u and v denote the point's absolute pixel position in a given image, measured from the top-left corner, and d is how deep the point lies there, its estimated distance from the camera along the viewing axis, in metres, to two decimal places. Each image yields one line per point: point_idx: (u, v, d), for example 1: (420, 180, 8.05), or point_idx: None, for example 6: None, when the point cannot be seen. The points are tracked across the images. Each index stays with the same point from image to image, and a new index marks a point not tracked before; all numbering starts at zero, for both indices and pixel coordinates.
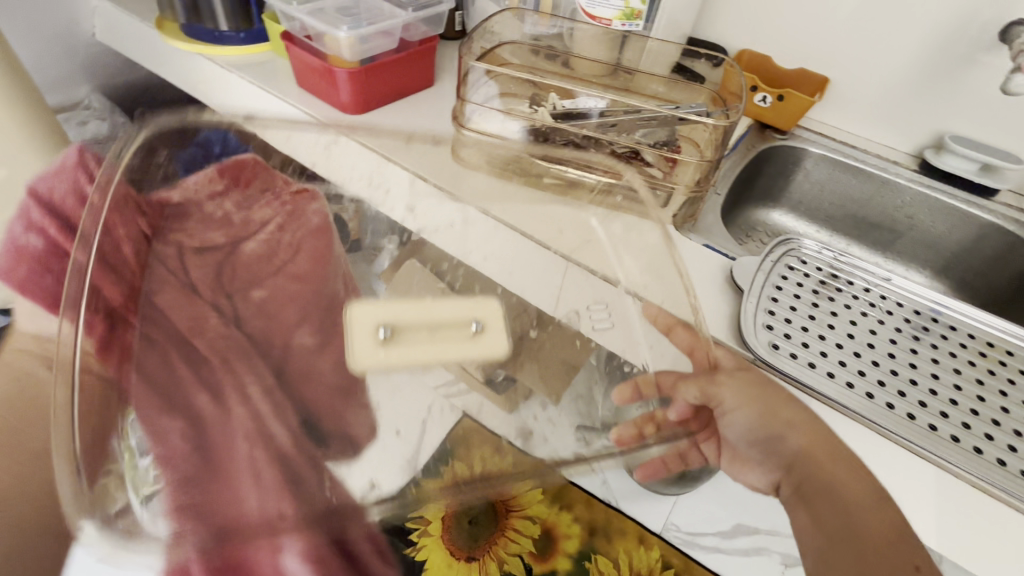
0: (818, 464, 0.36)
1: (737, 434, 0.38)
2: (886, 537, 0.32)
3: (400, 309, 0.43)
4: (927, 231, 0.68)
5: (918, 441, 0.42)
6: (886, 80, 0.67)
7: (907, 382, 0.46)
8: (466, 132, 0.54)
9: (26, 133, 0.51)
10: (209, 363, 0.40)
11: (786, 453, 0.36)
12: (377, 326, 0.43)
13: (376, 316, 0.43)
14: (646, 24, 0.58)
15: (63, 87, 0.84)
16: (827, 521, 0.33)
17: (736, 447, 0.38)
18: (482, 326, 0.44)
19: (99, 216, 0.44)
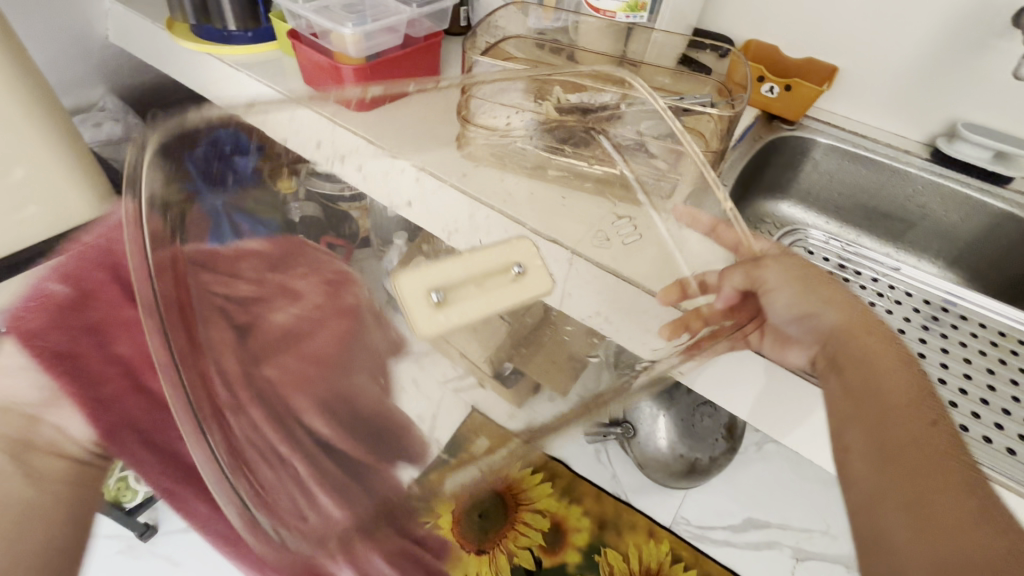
0: (852, 337, 0.39)
1: (776, 311, 0.42)
2: (914, 409, 0.34)
3: (449, 269, 0.40)
4: (939, 221, 0.67)
5: None
6: (896, 68, 0.66)
7: None
8: (473, 129, 0.54)
9: (44, 133, 0.53)
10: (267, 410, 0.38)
11: (824, 329, 0.41)
12: (428, 292, 0.40)
13: (422, 283, 0.40)
14: (648, 15, 0.57)
15: (79, 90, 0.86)
16: (852, 388, 0.37)
17: (776, 325, 0.44)
18: (525, 268, 0.45)
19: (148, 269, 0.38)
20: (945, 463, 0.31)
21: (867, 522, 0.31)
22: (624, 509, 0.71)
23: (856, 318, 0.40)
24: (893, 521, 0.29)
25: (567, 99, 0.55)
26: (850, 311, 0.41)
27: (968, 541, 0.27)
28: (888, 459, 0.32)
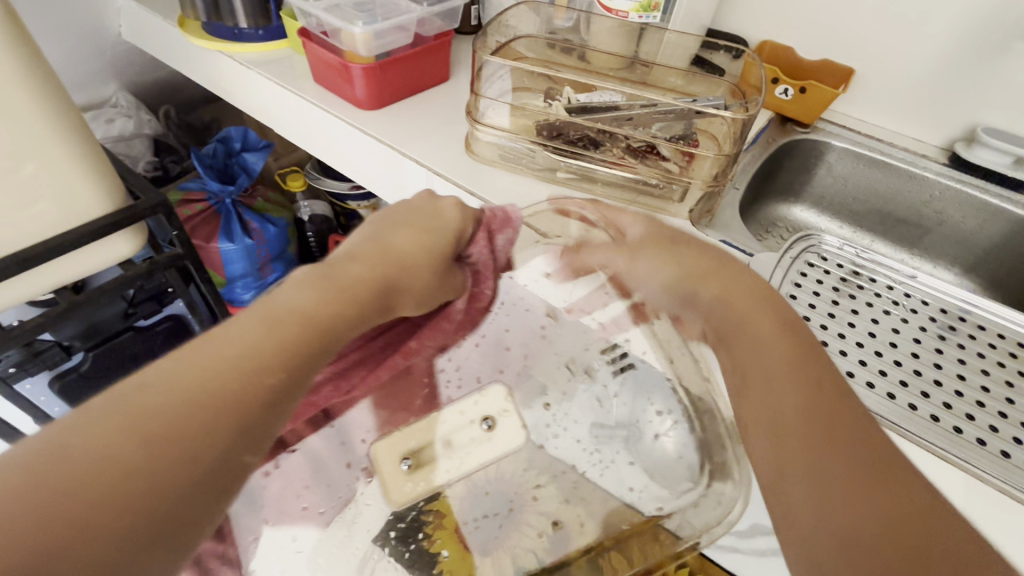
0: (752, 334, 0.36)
1: (652, 295, 0.44)
2: (808, 414, 0.31)
3: (442, 426, 0.46)
4: (956, 228, 0.66)
5: (940, 444, 0.40)
6: (913, 72, 0.65)
7: (932, 383, 0.45)
8: (480, 129, 0.53)
9: (57, 131, 0.53)
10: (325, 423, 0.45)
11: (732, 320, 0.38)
12: (401, 457, 0.44)
13: (399, 448, 0.44)
14: (661, 15, 0.56)
15: (92, 86, 0.90)
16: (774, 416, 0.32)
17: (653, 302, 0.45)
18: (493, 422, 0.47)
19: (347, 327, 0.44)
20: (849, 472, 0.28)
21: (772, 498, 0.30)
22: None
23: (765, 318, 0.37)
24: (780, 510, 0.29)
25: (578, 99, 0.54)
26: (741, 310, 0.38)
27: (820, 547, 0.27)
28: (787, 451, 0.30)
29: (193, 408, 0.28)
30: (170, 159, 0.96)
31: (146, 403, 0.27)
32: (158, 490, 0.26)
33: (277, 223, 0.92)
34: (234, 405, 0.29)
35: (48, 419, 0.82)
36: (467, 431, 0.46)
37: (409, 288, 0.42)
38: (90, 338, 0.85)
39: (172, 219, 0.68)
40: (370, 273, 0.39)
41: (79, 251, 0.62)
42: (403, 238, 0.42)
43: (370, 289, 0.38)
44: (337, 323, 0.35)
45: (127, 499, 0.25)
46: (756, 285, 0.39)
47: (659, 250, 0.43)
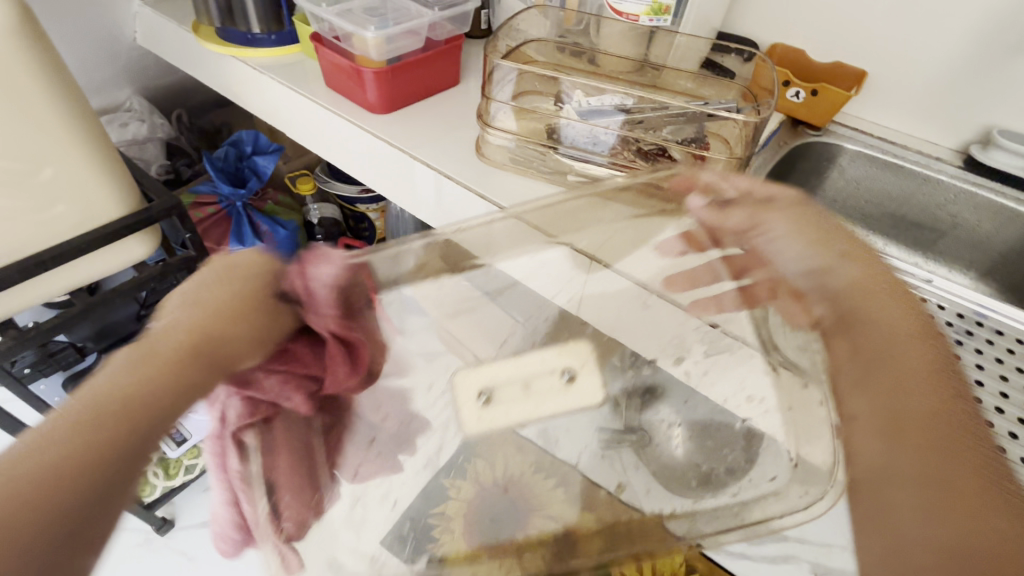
0: (875, 318, 0.38)
1: (787, 261, 0.43)
2: (926, 426, 0.34)
3: (496, 372, 0.49)
4: (972, 231, 0.65)
5: None
6: (927, 74, 0.65)
7: None
8: (490, 132, 0.53)
9: (75, 136, 0.53)
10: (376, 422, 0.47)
11: (833, 290, 0.40)
12: (481, 389, 0.49)
13: (478, 380, 0.49)
14: (672, 19, 0.56)
15: (107, 90, 0.92)
16: (888, 409, 0.36)
17: (786, 275, 0.43)
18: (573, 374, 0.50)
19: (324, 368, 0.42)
20: (960, 480, 0.32)
21: (868, 489, 0.36)
22: None
23: (899, 319, 0.38)
24: (874, 509, 0.35)
25: (587, 101, 0.54)
26: (881, 305, 0.39)
27: (897, 545, 0.32)
28: (895, 458, 0.35)
29: (53, 478, 0.31)
30: (182, 163, 0.98)
31: (20, 483, 0.30)
32: (63, 510, 0.30)
33: (287, 226, 0.91)
34: (102, 460, 0.32)
35: None
36: (547, 381, 0.50)
37: (222, 340, 0.36)
38: (102, 338, 0.86)
39: (185, 222, 0.68)
40: (192, 328, 0.36)
41: (95, 254, 0.63)
42: (213, 294, 0.38)
43: (186, 354, 0.36)
44: (160, 388, 0.35)
45: (37, 522, 0.30)
46: (890, 281, 0.40)
47: (755, 205, 0.44)
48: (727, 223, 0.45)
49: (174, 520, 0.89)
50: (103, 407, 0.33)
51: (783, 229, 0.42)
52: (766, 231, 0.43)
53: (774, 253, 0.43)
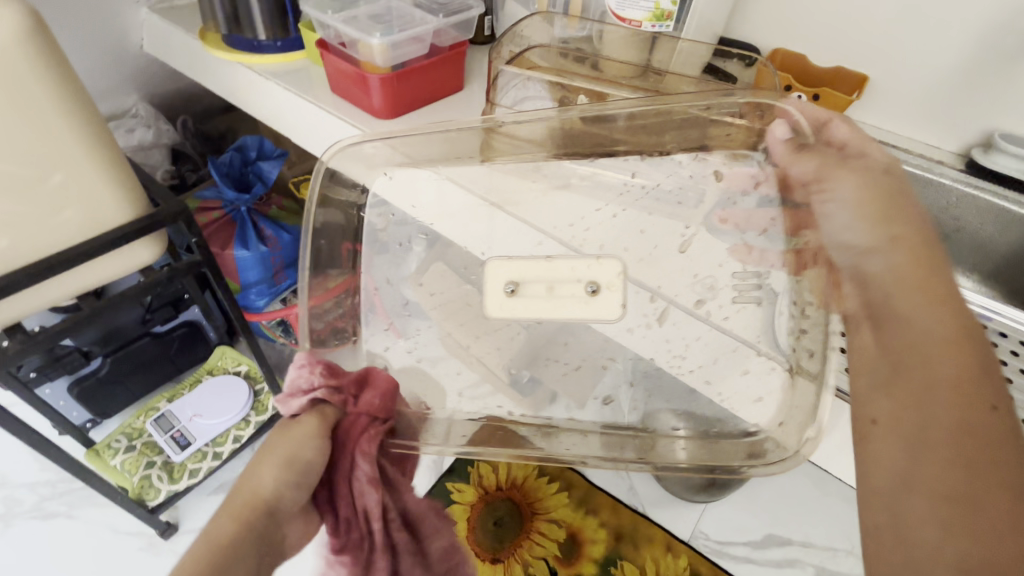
0: (896, 293, 0.36)
1: (836, 227, 0.40)
2: (965, 440, 0.29)
3: (525, 268, 0.49)
4: (975, 234, 0.65)
5: None
6: (928, 78, 0.65)
7: None
8: (495, 137, 0.53)
9: (83, 141, 0.54)
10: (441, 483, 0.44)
11: (880, 269, 0.37)
12: (506, 281, 0.49)
13: (507, 271, 0.49)
14: (675, 25, 0.57)
15: (114, 97, 0.93)
16: (901, 388, 0.32)
17: (833, 246, 0.41)
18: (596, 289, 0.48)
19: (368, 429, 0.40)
20: (992, 475, 0.28)
21: (886, 493, 0.30)
22: (640, 521, 0.69)
23: (932, 321, 0.33)
24: (888, 513, 0.29)
25: (591, 106, 0.54)
26: (897, 265, 0.36)
27: (919, 548, 0.27)
28: (920, 462, 0.29)
29: None
30: (187, 168, 0.99)
31: None
32: None
33: (292, 231, 0.93)
34: None
35: (68, 423, 0.85)
36: (570, 286, 0.48)
37: (250, 488, 0.36)
38: (108, 343, 0.86)
39: (190, 227, 0.69)
40: (242, 488, 0.36)
41: (100, 259, 0.63)
42: (242, 489, 0.36)
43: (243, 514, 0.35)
44: (241, 553, 0.34)
45: None
46: (925, 252, 0.36)
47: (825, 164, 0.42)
48: (797, 176, 0.44)
49: (177, 524, 0.89)
50: (191, 562, 0.32)
51: (848, 192, 0.40)
52: (831, 188, 0.41)
53: (826, 216, 0.41)
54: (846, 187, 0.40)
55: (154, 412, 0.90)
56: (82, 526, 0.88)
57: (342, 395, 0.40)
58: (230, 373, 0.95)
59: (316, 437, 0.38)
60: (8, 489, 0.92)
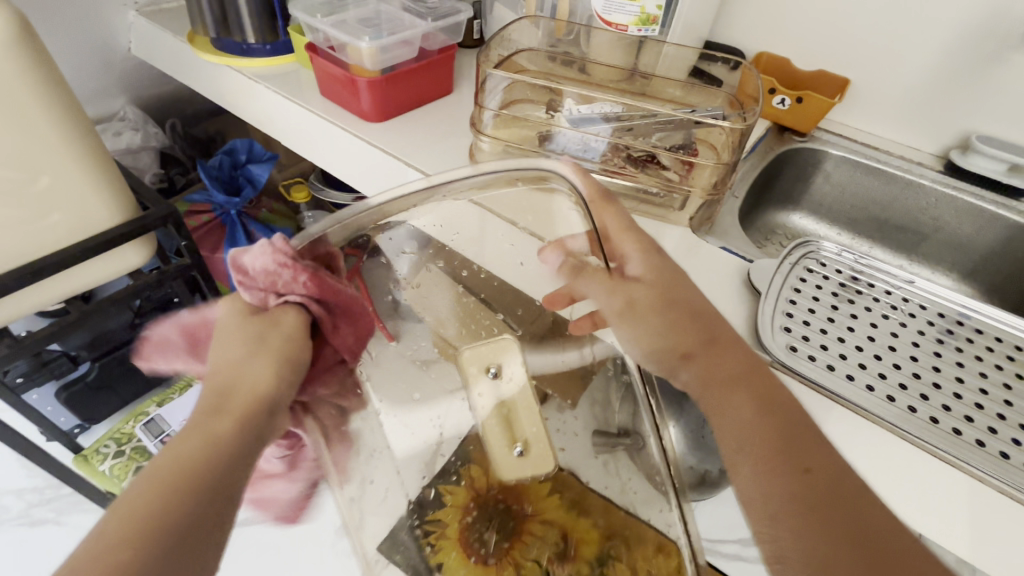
0: (718, 373, 0.38)
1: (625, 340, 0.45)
2: (800, 510, 0.31)
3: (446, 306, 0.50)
4: (954, 233, 0.66)
5: (940, 445, 0.41)
6: (908, 81, 0.66)
7: (930, 385, 0.45)
8: (484, 140, 0.53)
9: (70, 144, 0.54)
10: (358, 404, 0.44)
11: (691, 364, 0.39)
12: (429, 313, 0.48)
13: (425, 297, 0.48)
14: (660, 29, 0.58)
15: (101, 100, 0.92)
16: (745, 449, 0.35)
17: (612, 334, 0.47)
18: (500, 370, 0.50)
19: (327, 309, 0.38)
20: (840, 540, 0.30)
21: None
22: None
23: (731, 370, 0.38)
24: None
25: (577, 110, 0.55)
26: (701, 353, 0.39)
27: None
28: (792, 539, 0.31)
29: (169, 501, 0.27)
30: (176, 171, 0.98)
31: (171, 479, 0.28)
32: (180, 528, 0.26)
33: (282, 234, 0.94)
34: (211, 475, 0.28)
35: (54, 427, 0.84)
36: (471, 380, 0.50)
37: (248, 387, 0.33)
38: (95, 347, 0.85)
39: (180, 230, 0.69)
40: (236, 383, 0.33)
41: (88, 262, 0.63)
42: (223, 349, 0.34)
43: (208, 394, 0.33)
44: (224, 457, 0.29)
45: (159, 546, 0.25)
46: (711, 340, 0.40)
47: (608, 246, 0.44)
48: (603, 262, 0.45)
49: None
50: (150, 489, 0.27)
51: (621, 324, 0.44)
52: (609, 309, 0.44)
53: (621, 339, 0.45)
54: (634, 254, 0.43)
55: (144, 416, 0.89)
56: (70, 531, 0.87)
57: (325, 304, 0.36)
58: None
59: (299, 336, 0.35)
60: None
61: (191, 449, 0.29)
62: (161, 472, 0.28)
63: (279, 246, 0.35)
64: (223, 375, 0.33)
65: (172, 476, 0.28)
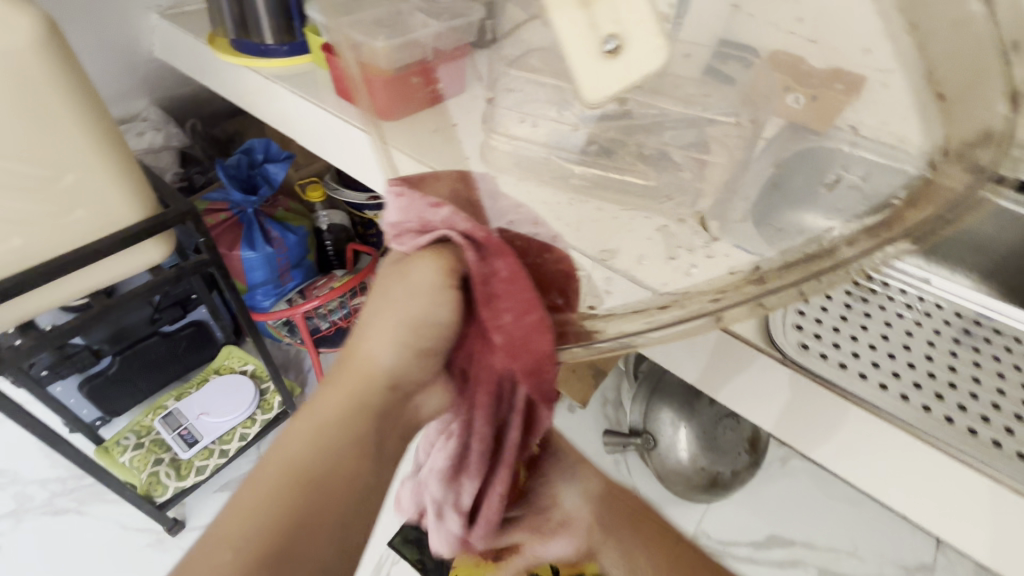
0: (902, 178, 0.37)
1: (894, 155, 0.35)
2: None
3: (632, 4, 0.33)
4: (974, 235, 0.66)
5: (934, 432, 0.47)
6: None
7: (926, 376, 0.51)
8: (496, 138, 0.43)
9: (93, 142, 0.55)
10: (503, 319, 0.36)
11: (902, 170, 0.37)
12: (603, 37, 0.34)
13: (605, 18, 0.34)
14: None
15: (124, 100, 0.95)
16: None
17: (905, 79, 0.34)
18: (618, 43, 0.34)
19: (443, 211, 0.37)
20: None
21: None
22: None
23: None
24: None
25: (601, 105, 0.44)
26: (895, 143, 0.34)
27: None
28: None
29: (312, 466, 0.38)
30: (195, 170, 1.01)
31: (309, 451, 0.39)
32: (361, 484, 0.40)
33: (298, 231, 0.97)
34: (327, 467, 0.38)
35: (76, 419, 0.87)
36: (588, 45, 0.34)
37: (369, 364, 0.42)
38: (118, 342, 0.88)
39: (199, 227, 0.70)
40: (365, 368, 0.43)
41: (110, 258, 0.64)
42: (392, 326, 0.42)
43: (349, 395, 0.41)
44: (322, 449, 0.39)
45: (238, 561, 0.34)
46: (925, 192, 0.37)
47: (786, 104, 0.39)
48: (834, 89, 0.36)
49: (185, 520, 0.91)
50: (304, 444, 0.39)
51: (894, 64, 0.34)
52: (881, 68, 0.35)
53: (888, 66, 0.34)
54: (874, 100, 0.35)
55: (163, 410, 0.92)
56: (90, 521, 0.90)
57: (446, 222, 0.36)
58: (238, 372, 0.98)
59: (440, 285, 0.39)
60: (18, 486, 0.93)
61: (326, 429, 0.40)
62: (294, 459, 0.38)
63: (402, 187, 0.39)
64: (416, 326, 0.40)
65: (284, 492, 0.37)
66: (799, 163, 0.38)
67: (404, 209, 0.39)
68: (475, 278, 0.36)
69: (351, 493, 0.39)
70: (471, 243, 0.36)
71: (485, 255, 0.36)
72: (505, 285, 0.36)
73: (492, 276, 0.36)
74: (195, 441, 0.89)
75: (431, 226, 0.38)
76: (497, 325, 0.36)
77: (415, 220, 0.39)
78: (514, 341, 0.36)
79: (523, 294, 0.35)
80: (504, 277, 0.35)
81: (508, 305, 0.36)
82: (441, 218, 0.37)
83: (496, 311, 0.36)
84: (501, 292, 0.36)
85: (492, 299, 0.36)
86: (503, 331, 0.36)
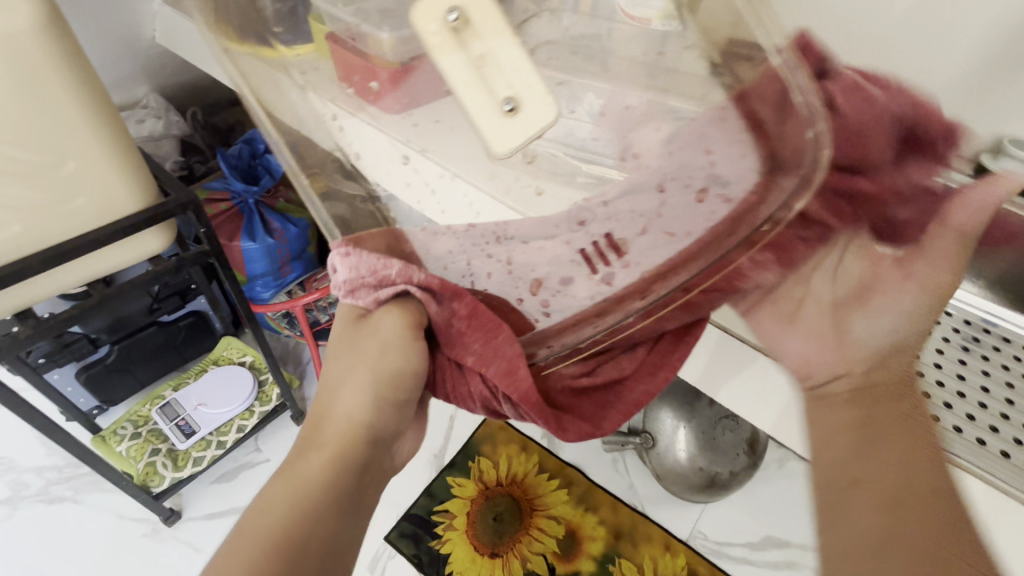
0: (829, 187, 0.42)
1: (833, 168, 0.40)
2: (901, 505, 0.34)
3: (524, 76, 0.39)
4: None
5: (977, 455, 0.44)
6: (938, 79, 0.68)
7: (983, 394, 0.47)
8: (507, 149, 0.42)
9: (93, 129, 0.54)
10: (472, 346, 0.45)
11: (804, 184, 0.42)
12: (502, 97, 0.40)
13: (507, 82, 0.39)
14: None
15: (125, 87, 0.94)
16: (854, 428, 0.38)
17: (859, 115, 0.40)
18: (515, 104, 0.40)
19: (396, 268, 0.45)
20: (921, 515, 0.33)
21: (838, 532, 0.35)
22: (641, 522, 0.90)
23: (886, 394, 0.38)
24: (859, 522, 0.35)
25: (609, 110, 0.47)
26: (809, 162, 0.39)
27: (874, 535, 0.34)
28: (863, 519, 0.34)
29: (299, 501, 0.40)
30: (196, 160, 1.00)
31: (299, 483, 0.41)
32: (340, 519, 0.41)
33: (298, 223, 0.96)
34: (320, 497, 0.40)
35: (72, 407, 0.86)
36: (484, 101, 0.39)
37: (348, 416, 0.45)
38: (115, 331, 0.87)
39: (200, 218, 0.69)
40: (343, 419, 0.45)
41: (110, 247, 0.64)
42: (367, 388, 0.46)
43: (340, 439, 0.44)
44: (323, 478, 0.41)
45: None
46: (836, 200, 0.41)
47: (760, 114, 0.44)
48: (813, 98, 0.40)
49: (181, 511, 0.90)
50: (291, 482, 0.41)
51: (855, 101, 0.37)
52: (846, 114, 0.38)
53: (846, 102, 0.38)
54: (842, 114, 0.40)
55: (160, 400, 0.92)
56: (86, 511, 0.89)
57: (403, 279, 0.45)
58: (237, 364, 0.98)
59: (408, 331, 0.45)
60: (14, 474, 0.93)
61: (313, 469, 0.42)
62: (289, 491, 0.40)
63: (348, 249, 0.46)
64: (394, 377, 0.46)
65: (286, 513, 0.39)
66: (725, 147, 0.41)
67: (352, 273, 0.46)
68: (441, 320, 0.45)
69: (342, 525, 0.41)
70: (431, 295, 0.45)
71: (448, 301, 0.45)
72: (475, 320, 0.45)
73: (454, 319, 0.45)
74: (193, 432, 0.88)
75: (387, 283, 0.45)
76: (474, 354, 0.45)
77: (371, 278, 0.46)
78: (490, 362, 0.44)
79: (485, 324, 0.44)
80: (465, 316, 0.45)
81: (480, 335, 0.45)
82: (397, 274, 0.45)
83: (468, 342, 0.45)
84: (468, 332, 0.45)
85: (464, 333, 0.45)
86: (479, 358, 0.45)
